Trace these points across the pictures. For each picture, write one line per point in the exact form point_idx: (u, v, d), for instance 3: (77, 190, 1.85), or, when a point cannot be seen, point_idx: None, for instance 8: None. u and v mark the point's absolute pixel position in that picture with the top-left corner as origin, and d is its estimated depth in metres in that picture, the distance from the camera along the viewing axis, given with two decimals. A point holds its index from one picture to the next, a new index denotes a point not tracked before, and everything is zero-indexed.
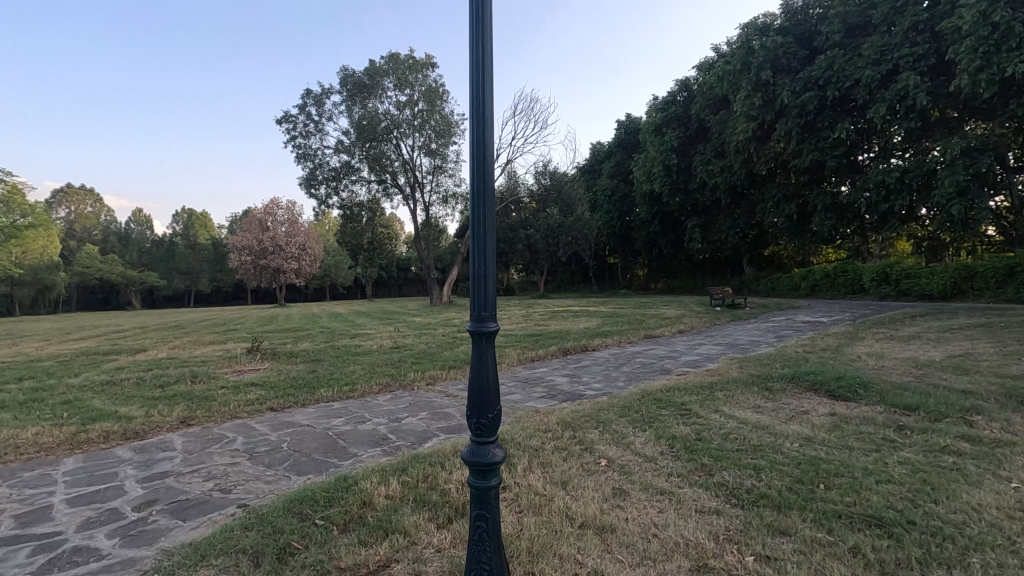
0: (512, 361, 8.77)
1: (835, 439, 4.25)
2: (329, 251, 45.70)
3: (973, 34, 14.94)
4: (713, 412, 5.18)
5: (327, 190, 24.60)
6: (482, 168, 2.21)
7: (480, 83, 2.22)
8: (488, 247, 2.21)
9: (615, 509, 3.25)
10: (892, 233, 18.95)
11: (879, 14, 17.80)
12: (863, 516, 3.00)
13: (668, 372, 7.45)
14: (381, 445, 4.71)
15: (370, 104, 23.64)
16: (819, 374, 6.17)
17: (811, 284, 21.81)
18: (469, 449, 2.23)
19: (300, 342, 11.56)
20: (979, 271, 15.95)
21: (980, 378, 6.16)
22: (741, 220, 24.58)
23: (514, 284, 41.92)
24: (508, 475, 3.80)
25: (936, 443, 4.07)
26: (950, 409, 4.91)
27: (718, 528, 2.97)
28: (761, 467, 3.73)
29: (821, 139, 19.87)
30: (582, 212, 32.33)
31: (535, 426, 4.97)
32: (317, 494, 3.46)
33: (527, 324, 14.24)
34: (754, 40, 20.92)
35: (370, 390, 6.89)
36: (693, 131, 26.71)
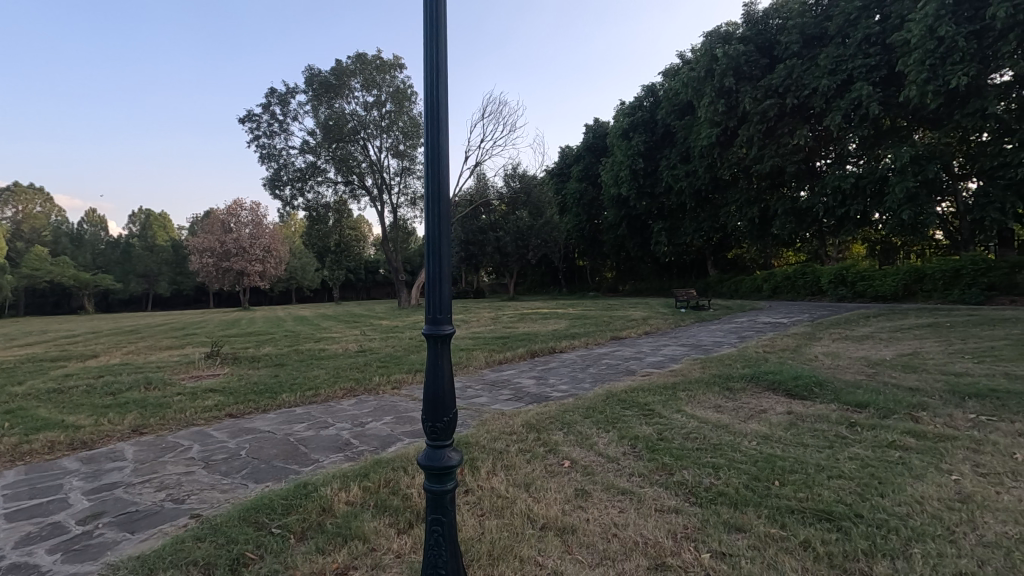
0: (479, 363, 8.76)
1: (790, 437, 4.37)
2: (295, 253, 44.81)
3: (921, 48, 15.65)
4: (675, 411, 5.28)
5: (293, 192, 24.09)
6: (437, 176, 2.22)
7: (435, 87, 2.22)
8: (443, 250, 2.22)
9: (577, 510, 3.27)
10: (848, 236, 19.68)
11: (834, 26, 18.54)
12: (814, 511, 3.10)
13: (633, 373, 7.58)
14: (343, 451, 4.64)
15: (336, 104, 23.30)
16: (777, 374, 6.33)
17: (773, 286, 22.40)
18: (424, 454, 2.22)
19: (263, 346, 11.29)
20: (927, 273, 16.72)
21: (927, 376, 6.43)
22: (706, 223, 25.06)
23: (484, 287, 41.92)
24: (471, 478, 3.78)
25: (884, 438, 4.23)
26: (898, 406, 5.11)
27: (677, 526, 3.01)
28: (720, 465, 3.81)
29: (782, 145, 20.51)
30: (552, 215, 32.44)
31: (499, 429, 4.97)
32: (276, 501, 3.37)
33: (495, 326, 14.26)
34: (717, 48, 21.55)
35: (334, 395, 6.78)
36: (660, 136, 27.23)
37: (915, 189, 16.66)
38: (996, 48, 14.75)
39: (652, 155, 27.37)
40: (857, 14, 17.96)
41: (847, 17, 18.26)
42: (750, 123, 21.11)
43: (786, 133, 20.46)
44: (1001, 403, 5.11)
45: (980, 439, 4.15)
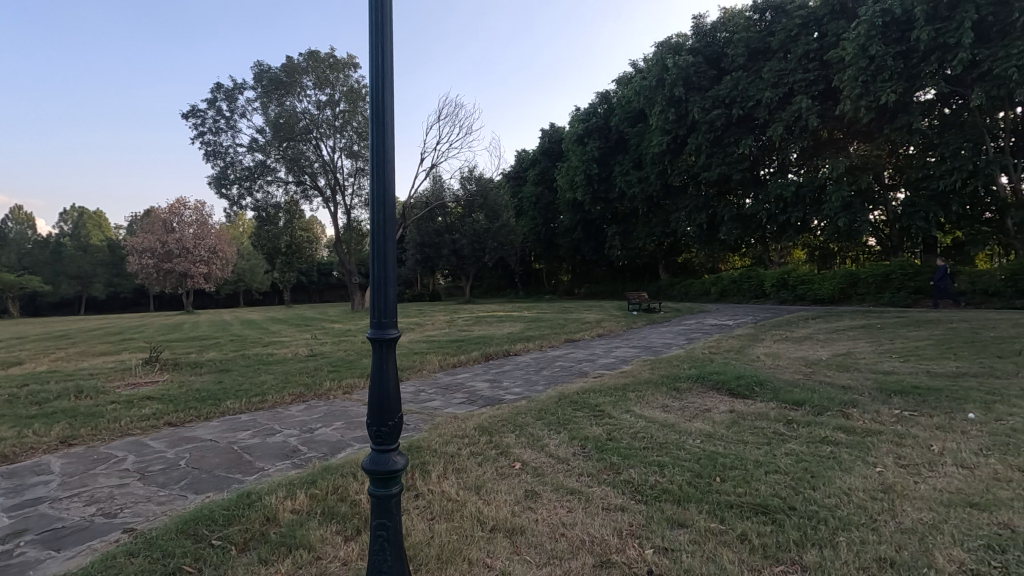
0: (434, 366, 8.72)
1: (732, 434, 4.56)
2: (243, 254, 43.16)
3: (854, 65, 16.63)
4: (624, 412, 5.42)
5: (240, 191, 23.28)
6: (382, 180, 2.23)
7: (380, 95, 2.22)
8: (388, 253, 2.22)
9: (526, 512, 3.31)
10: (789, 242, 20.62)
11: (777, 41, 19.47)
12: (751, 504, 3.24)
13: (585, 374, 7.72)
14: (290, 458, 4.52)
15: (287, 101, 22.66)
16: (721, 374, 6.59)
17: (720, 289, 23.16)
18: (369, 458, 2.21)
19: (207, 351, 10.84)
20: (860, 278, 17.75)
21: (858, 374, 6.85)
22: (657, 228, 25.71)
23: (440, 289, 41.61)
24: (421, 482, 3.76)
25: (818, 434, 4.48)
26: (831, 403, 5.42)
27: (622, 524, 3.10)
28: (665, 463, 3.93)
29: (728, 154, 21.36)
30: (508, 218, 32.59)
31: (451, 432, 4.95)
32: (217, 512, 3.26)
33: (450, 329, 14.19)
34: (668, 58, 22.20)
35: (283, 401, 6.59)
36: (613, 142, 27.80)
37: (850, 198, 17.66)
38: (920, 67, 15.81)
39: (606, 161, 27.91)
40: (797, 31, 18.91)
41: (788, 34, 19.21)
42: (698, 132, 21.89)
43: (733, 143, 21.30)
44: (921, 399, 5.49)
45: (902, 433, 4.46)
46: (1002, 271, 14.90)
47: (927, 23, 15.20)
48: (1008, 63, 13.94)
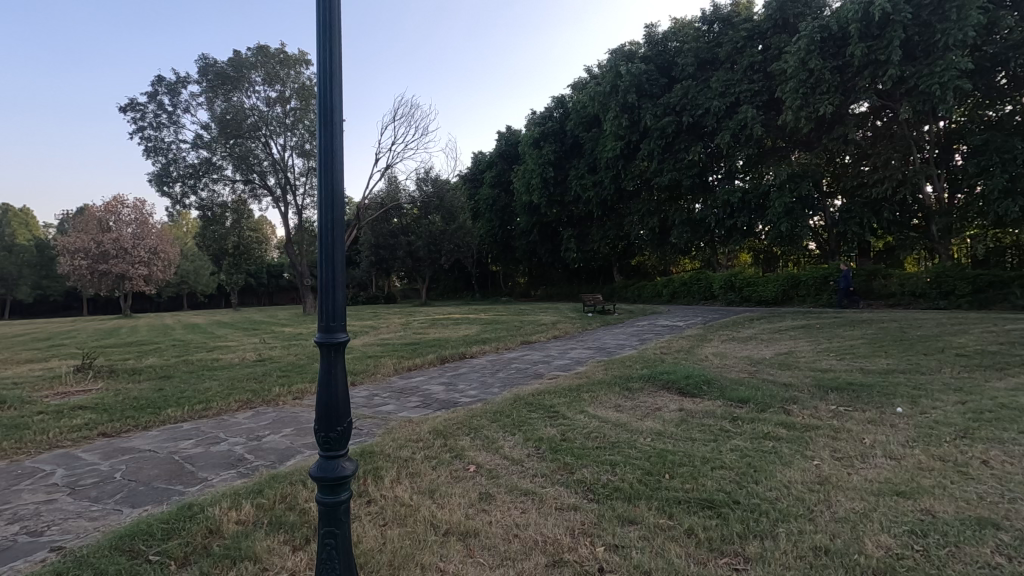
0: (388, 370, 8.58)
1: (681, 432, 4.71)
2: (187, 254, 41.31)
3: (796, 77, 17.47)
4: (578, 412, 5.49)
5: (184, 189, 22.28)
6: (331, 181, 2.21)
7: (328, 93, 2.19)
8: (337, 256, 2.20)
9: (480, 514, 3.30)
10: (736, 246, 21.42)
11: (724, 52, 20.26)
12: (697, 500, 3.35)
13: (540, 376, 7.79)
14: (235, 467, 4.35)
15: (234, 97, 21.86)
16: (670, 373, 6.78)
17: (671, 292, 23.78)
18: (317, 465, 2.17)
19: (146, 357, 10.28)
20: (801, 280, 18.66)
21: (799, 372, 7.19)
22: (612, 231, 26.18)
23: (395, 292, 41.01)
24: (374, 488, 3.70)
25: (761, 430, 4.68)
26: (773, 400, 5.66)
27: (574, 523, 3.14)
28: (617, 462, 4.01)
29: (679, 160, 22.06)
30: (464, 221, 32.49)
31: (406, 436, 4.88)
32: (155, 526, 3.11)
33: (405, 332, 14.02)
34: (621, 65, 22.70)
35: (228, 408, 6.34)
36: (569, 146, 28.14)
37: (792, 204, 18.53)
38: (855, 82, 16.76)
39: (562, 164, 28.23)
40: (743, 43, 19.75)
41: (735, 45, 20.03)
42: (651, 138, 22.49)
43: (683, 149, 22.00)
44: (855, 395, 5.81)
45: (837, 427, 4.71)
46: (927, 274, 16.02)
47: (860, 40, 16.12)
48: (932, 80, 14.96)
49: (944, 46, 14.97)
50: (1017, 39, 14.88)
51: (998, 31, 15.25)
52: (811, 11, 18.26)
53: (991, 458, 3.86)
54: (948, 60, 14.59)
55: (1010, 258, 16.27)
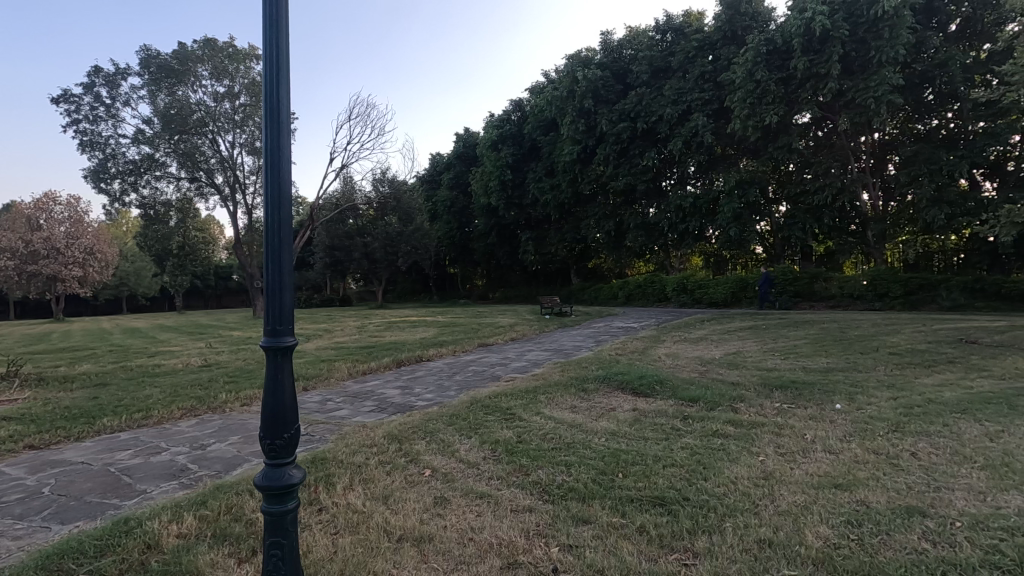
0: (342, 374, 8.39)
1: (634, 431, 4.81)
2: (127, 255, 39.27)
3: (744, 87, 18.17)
4: (534, 414, 5.52)
5: (123, 186, 21.19)
6: (278, 178, 2.17)
7: (275, 90, 2.17)
8: (284, 257, 2.16)
9: (435, 519, 3.27)
10: (688, 249, 22.02)
11: (677, 61, 20.91)
12: (649, 498, 3.42)
13: (497, 379, 7.79)
14: (177, 478, 4.15)
15: (179, 91, 20.94)
16: (625, 374, 6.91)
17: (627, 294, 24.21)
18: (262, 474, 2.12)
19: (80, 364, 9.67)
20: (750, 283, 19.41)
21: (747, 371, 7.46)
22: (569, 234, 26.49)
23: (351, 294, 40.17)
24: (325, 496, 3.60)
25: (710, 428, 4.83)
26: (722, 399, 5.84)
27: (530, 524, 3.15)
28: (572, 463, 4.06)
29: (634, 165, 22.55)
30: (422, 222, 32.15)
31: (359, 442, 4.78)
32: (85, 544, 2.93)
33: (360, 335, 13.73)
34: (578, 71, 23.06)
35: (170, 416, 6.04)
36: (526, 150, 28.30)
37: (740, 210, 19.26)
38: (798, 93, 17.58)
39: (520, 167, 28.35)
40: (694, 53, 20.45)
41: (686, 55, 20.71)
42: (606, 143, 22.92)
43: (638, 155, 22.53)
44: (797, 392, 6.09)
45: (781, 424, 4.91)
46: (864, 277, 16.94)
47: (803, 54, 16.92)
48: (868, 94, 15.88)
49: (878, 62, 15.87)
50: (942, 59, 15.97)
51: (926, 50, 16.30)
52: (757, 25, 19.15)
53: (918, 450, 4.12)
54: (881, 76, 15.51)
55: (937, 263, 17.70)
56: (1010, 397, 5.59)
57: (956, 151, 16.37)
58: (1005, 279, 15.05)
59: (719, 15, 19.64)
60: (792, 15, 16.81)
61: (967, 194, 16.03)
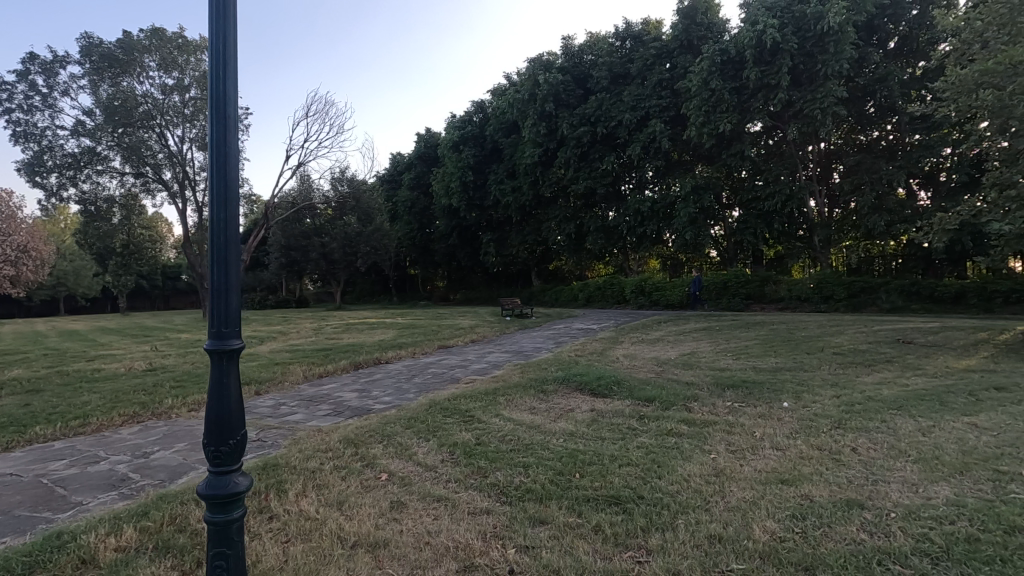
0: (297, 377, 8.17)
1: (592, 432, 4.86)
2: (65, 253, 37.14)
3: (699, 95, 18.73)
4: (493, 416, 5.52)
5: (61, 180, 20.01)
6: (225, 177, 2.13)
7: (221, 85, 2.12)
8: (231, 259, 2.11)
9: (390, 524, 3.22)
10: (646, 252, 22.46)
11: (636, 68, 21.35)
12: (605, 497, 3.46)
13: (457, 381, 7.75)
14: (118, 488, 3.95)
15: (124, 82, 19.96)
16: (584, 375, 7.00)
17: (587, 295, 24.47)
18: (206, 483, 2.05)
19: (9, 369, 9.06)
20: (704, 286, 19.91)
21: (700, 371, 7.66)
22: (530, 236, 26.63)
23: (308, 296, 39.19)
24: (277, 503, 3.49)
25: (664, 427, 4.94)
26: (676, 398, 5.99)
27: (487, 526, 3.14)
28: (530, 464, 4.08)
29: (594, 169, 22.88)
30: (382, 222, 31.68)
31: (314, 447, 4.67)
32: (12, 561, 2.75)
33: (317, 337, 13.40)
34: (540, 74, 23.23)
35: (111, 423, 5.74)
36: (488, 151, 28.30)
37: (695, 214, 19.79)
38: (750, 103, 18.22)
39: (481, 168, 28.31)
40: (652, 61, 20.96)
41: (645, 63, 21.19)
42: (567, 146, 23.16)
43: (597, 158, 22.85)
44: (747, 391, 6.29)
45: (732, 422, 5.08)
46: (811, 280, 17.69)
47: (755, 65, 17.56)
48: (815, 106, 16.63)
49: (824, 75, 16.63)
50: (882, 74, 16.90)
51: (867, 65, 17.19)
52: (712, 35, 19.76)
53: (858, 446, 4.32)
54: (827, 88, 16.28)
55: (877, 266, 18.85)
56: (942, 394, 5.92)
57: (895, 161, 17.30)
58: (939, 283, 16.01)
59: (675, 24, 20.17)
60: (745, 27, 17.43)
61: (904, 203, 16.99)
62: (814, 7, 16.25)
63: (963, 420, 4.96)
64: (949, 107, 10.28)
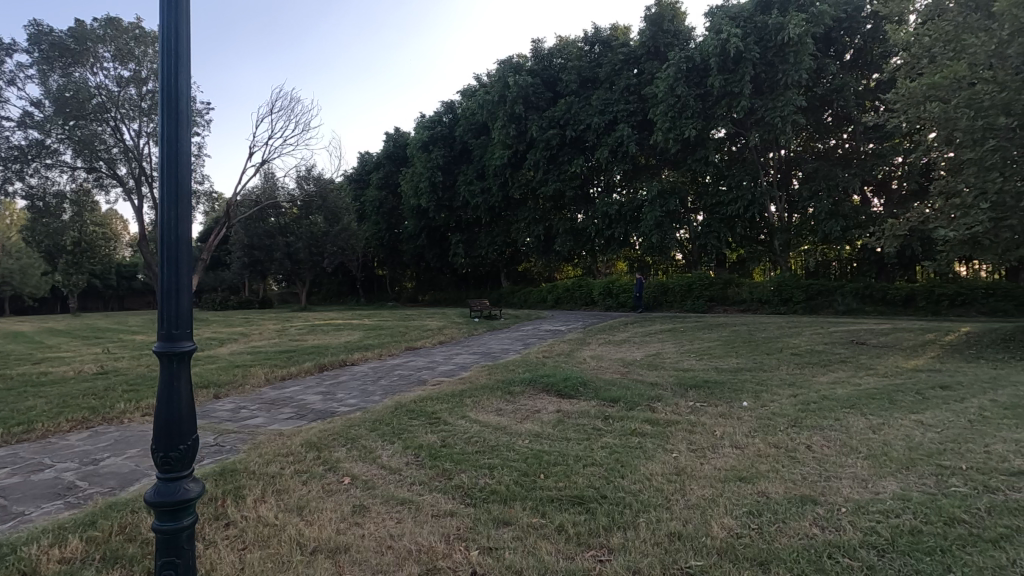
0: (258, 380, 7.98)
1: (557, 433, 4.89)
2: (12, 251, 35.32)
3: (665, 101, 19.10)
4: (459, 417, 5.49)
5: (6, 174, 18.99)
6: (175, 174, 2.08)
7: (172, 81, 2.09)
8: (182, 258, 2.06)
9: (352, 528, 3.17)
10: (613, 254, 22.72)
11: (604, 73, 21.66)
12: (568, 497, 3.49)
13: (424, 382, 7.70)
14: (64, 497, 3.78)
15: (75, 73, 19.10)
16: (550, 376, 7.03)
17: (555, 297, 24.58)
18: (154, 490, 2.00)
19: None
20: (669, 287, 20.19)
21: (665, 372, 7.79)
22: (499, 238, 26.61)
23: (272, 296, 38.28)
24: (234, 509, 3.40)
25: (628, 427, 5.01)
26: (640, 399, 6.08)
27: (450, 529, 3.13)
28: (495, 465, 4.08)
29: (563, 172, 23.06)
30: (349, 222, 31.20)
31: (274, 451, 4.56)
32: None
33: (281, 339, 13.11)
34: (509, 77, 23.29)
35: (58, 429, 5.49)
36: (457, 152, 28.22)
37: (661, 218, 20.13)
38: (714, 109, 18.68)
39: (450, 169, 28.19)
40: (620, 66, 21.34)
41: (613, 68, 21.54)
42: (536, 149, 23.26)
43: (567, 161, 23.03)
44: (709, 391, 6.44)
45: (693, 421, 5.19)
46: (771, 283, 18.21)
47: (719, 73, 18.02)
48: (776, 114, 17.15)
49: (784, 84, 17.18)
50: (838, 84, 17.60)
51: (825, 76, 17.85)
52: (678, 42, 20.18)
53: (813, 443, 4.48)
54: (787, 97, 16.82)
55: (834, 271, 19.17)
56: (892, 393, 6.19)
57: (851, 168, 18.00)
58: (890, 286, 16.71)
59: (643, 31, 20.55)
60: (709, 36, 17.88)
61: (859, 209, 17.69)
62: (775, 18, 16.77)
63: (910, 418, 5.19)
64: (899, 118, 10.76)
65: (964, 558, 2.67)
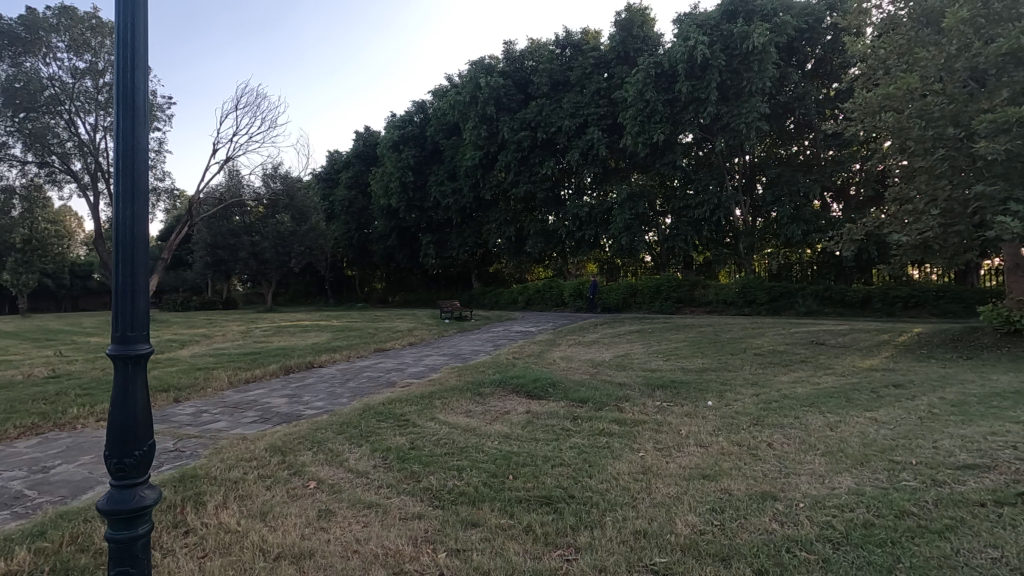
0: (222, 383, 7.76)
1: (526, 434, 4.90)
2: None
3: (635, 106, 19.38)
4: (428, 420, 5.46)
5: None
6: (131, 173, 2.02)
7: (128, 76, 2.03)
8: (138, 258, 2.01)
9: (318, 533, 3.12)
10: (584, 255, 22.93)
11: (575, 76, 21.87)
12: (536, 497, 3.51)
13: (393, 384, 7.62)
14: (10, 508, 3.60)
15: (26, 62, 18.26)
16: (519, 377, 7.05)
17: (526, 298, 24.65)
18: (107, 497, 1.93)
19: None
20: (638, 288, 20.50)
21: (632, 372, 7.90)
22: (470, 239, 26.53)
23: (236, 297, 37.27)
24: (194, 516, 3.30)
25: (597, 427, 5.07)
26: (608, 399, 6.16)
27: (417, 531, 3.11)
28: (463, 467, 4.07)
29: (534, 173, 23.16)
30: (317, 221, 30.66)
31: (237, 455, 4.44)
32: None
33: (245, 341, 12.80)
34: (481, 78, 23.26)
35: (4, 437, 5.23)
36: (428, 152, 28.03)
37: (631, 220, 20.42)
38: (682, 115, 19.07)
39: (421, 169, 27.98)
40: (591, 70, 21.59)
41: (584, 71, 21.76)
42: (508, 150, 23.30)
43: (538, 163, 23.14)
44: (675, 391, 6.55)
45: (660, 420, 5.28)
46: (736, 285, 18.67)
47: (686, 79, 18.40)
48: (740, 120, 17.60)
49: (749, 92, 17.65)
50: (800, 93, 18.17)
51: (787, 84, 18.43)
52: (647, 48, 20.51)
53: (774, 441, 4.61)
54: (751, 104, 17.27)
55: (795, 274, 19.49)
56: (848, 391, 6.43)
57: (811, 174, 18.59)
58: (848, 288, 17.34)
59: (613, 36, 20.84)
60: (677, 43, 18.24)
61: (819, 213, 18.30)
62: (740, 27, 17.20)
63: (865, 415, 5.39)
64: (856, 126, 11.19)
65: (912, 549, 2.79)
